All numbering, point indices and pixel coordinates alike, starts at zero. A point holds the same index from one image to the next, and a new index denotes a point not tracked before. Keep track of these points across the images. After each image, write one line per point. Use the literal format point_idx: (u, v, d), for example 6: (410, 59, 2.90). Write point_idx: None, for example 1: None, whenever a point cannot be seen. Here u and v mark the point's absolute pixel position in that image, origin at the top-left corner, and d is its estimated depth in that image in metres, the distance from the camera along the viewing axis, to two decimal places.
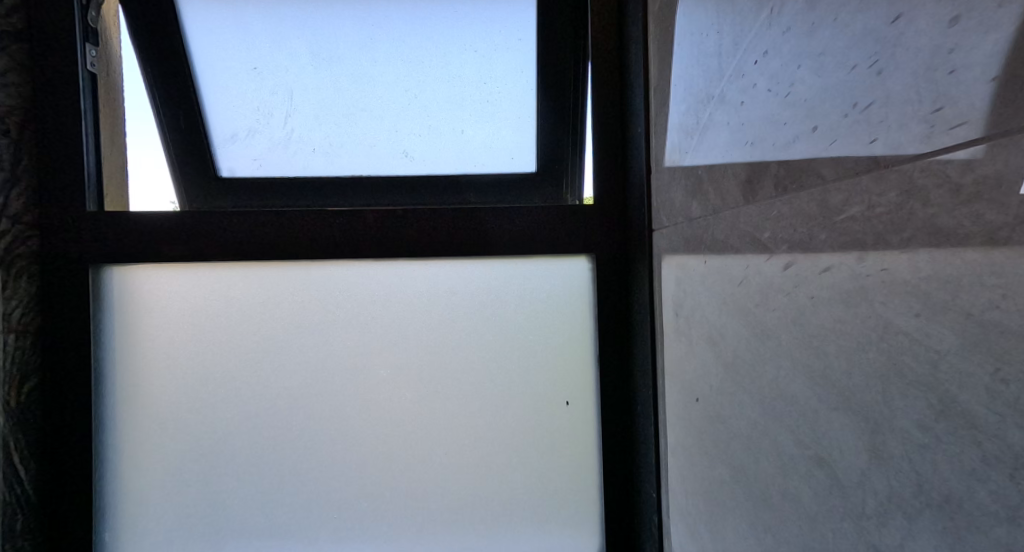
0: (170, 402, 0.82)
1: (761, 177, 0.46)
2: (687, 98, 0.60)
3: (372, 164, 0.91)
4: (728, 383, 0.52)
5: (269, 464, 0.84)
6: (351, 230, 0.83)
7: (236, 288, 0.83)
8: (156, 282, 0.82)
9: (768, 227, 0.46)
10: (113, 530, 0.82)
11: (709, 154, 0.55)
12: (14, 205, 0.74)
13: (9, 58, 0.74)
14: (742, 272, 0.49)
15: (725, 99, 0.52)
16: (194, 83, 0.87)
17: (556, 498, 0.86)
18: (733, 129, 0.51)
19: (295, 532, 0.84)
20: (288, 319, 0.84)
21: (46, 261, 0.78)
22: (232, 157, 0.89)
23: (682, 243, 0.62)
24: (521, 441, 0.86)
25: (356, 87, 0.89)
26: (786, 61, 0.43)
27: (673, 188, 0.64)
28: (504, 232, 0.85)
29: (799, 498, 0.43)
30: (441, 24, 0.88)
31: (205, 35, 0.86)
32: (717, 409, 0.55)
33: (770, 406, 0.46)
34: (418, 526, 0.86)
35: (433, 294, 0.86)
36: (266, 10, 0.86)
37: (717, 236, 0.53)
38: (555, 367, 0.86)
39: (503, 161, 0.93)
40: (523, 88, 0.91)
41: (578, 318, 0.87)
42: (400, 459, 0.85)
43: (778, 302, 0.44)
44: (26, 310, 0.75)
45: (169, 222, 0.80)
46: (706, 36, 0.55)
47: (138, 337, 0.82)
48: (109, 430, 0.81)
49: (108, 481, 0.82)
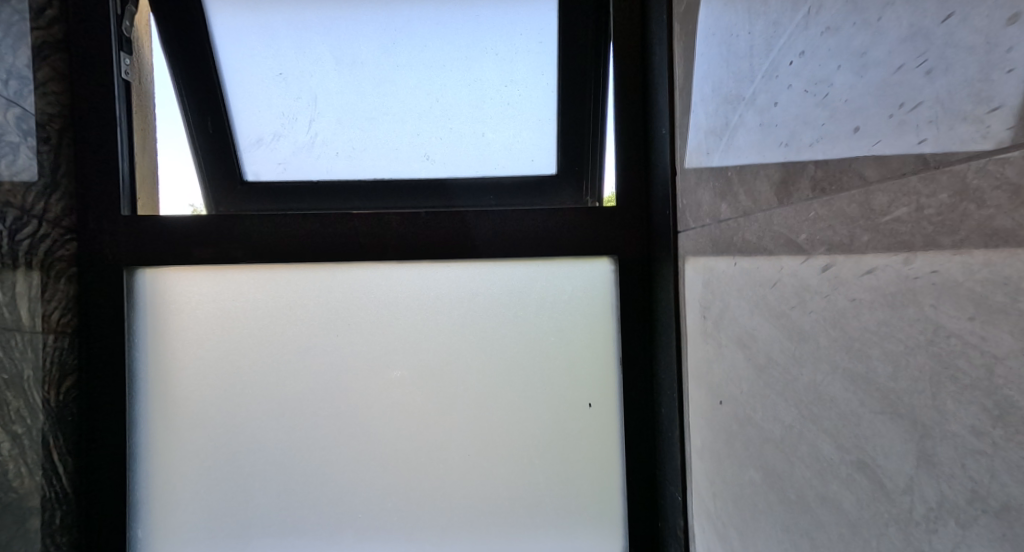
0: (200, 401, 0.84)
1: (797, 178, 0.46)
2: (715, 99, 0.60)
3: (393, 168, 0.92)
4: (761, 386, 0.52)
5: (293, 463, 0.85)
6: (374, 232, 0.84)
7: (264, 289, 0.85)
8: (187, 284, 0.84)
9: (804, 228, 0.45)
10: (147, 527, 0.84)
11: (740, 156, 0.54)
12: (54, 209, 0.77)
13: (50, 68, 0.77)
14: (775, 274, 0.49)
15: (757, 100, 0.51)
16: (222, 89, 0.89)
17: (580, 500, 0.86)
18: (765, 131, 0.50)
19: (321, 529, 0.85)
20: (314, 320, 0.85)
21: (83, 264, 0.80)
22: (258, 161, 0.91)
23: (710, 245, 0.61)
24: (543, 442, 0.86)
25: (378, 92, 0.90)
26: (824, 62, 0.43)
27: (700, 189, 0.63)
28: (526, 233, 0.85)
29: (838, 502, 0.42)
30: (463, 28, 0.89)
31: (232, 42, 0.88)
32: (749, 412, 0.54)
33: (806, 409, 0.45)
34: (441, 525, 0.86)
35: (455, 295, 0.86)
36: (291, 16, 0.87)
37: (748, 237, 0.53)
38: (577, 369, 0.86)
39: (524, 163, 0.93)
40: (544, 90, 0.91)
41: (600, 319, 0.86)
42: (422, 459, 0.86)
43: (816, 304, 0.44)
44: (65, 310, 0.78)
45: (200, 225, 0.82)
46: (737, 37, 0.55)
47: (169, 338, 0.84)
48: (142, 428, 0.83)
49: (142, 479, 0.83)
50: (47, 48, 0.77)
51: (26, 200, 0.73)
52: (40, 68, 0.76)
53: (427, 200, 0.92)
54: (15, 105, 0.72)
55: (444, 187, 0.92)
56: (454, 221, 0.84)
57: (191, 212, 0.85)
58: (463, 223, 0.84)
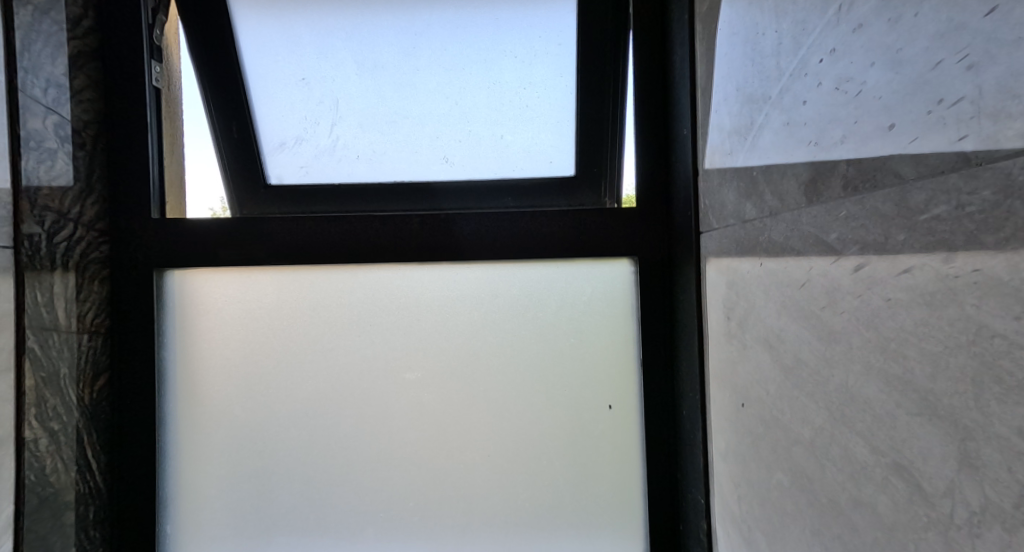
0: (226, 400, 0.86)
1: (827, 178, 0.45)
2: (739, 99, 0.59)
3: (413, 171, 0.93)
4: (789, 387, 0.51)
5: (317, 463, 0.86)
6: (389, 233, 0.85)
7: (288, 291, 0.86)
8: (213, 286, 0.85)
9: (835, 228, 0.44)
10: (175, 523, 0.86)
11: (766, 156, 0.54)
12: (88, 213, 0.79)
13: (86, 76, 0.79)
14: (804, 275, 0.48)
15: (785, 98, 0.51)
16: (247, 95, 0.91)
17: (601, 502, 0.86)
18: (792, 130, 0.50)
19: (344, 529, 0.86)
20: (336, 320, 0.86)
21: (115, 266, 0.82)
22: (281, 165, 0.93)
23: (734, 246, 0.61)
24: (564, 443, 0.86)
25: (398, 95, 0.91)
26: (857, 59, 0.42)
27: (724, 190, 0.63)
28: (547, 235, 0.85)
29: (873, 506, 0.42)
30: (482, 32, 0.90)
31: (257, 49, 0.90)
32: (776, 414, 0.53)
33: (838, 411, 0.45)
34: (462, 526, 0.87)
35: (476, 296, 0.86)
36: (315, 23, 0.89)
37: (775, 238, 0.52)
38: (598, 371, 0.86)
39: (542, 165, 0.94)
40: (563, 92, 0.92)
41: (621, 320, 0.86)
42: (442, 460, 0.86)
43: (847, 304, 0.43)
44: (97, 311, 0.80)
45: (227, 227, 0.84)
46: (762, 36, 0.54)
47: (196, 338, 0.85)
48: (170, 426, 0.85)
49: (171, 476, 0.85)
50: (83, 56, 0.79)
51: (63, 204, 0.74)
52: (76, 76, 0.78)
53: (412, 201, 0.93)
54: (53, 112, 0.73)
55: (431, 190, 0.93)
56: (440, 224, 0.85)
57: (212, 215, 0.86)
58: (450, 227, 0.85)
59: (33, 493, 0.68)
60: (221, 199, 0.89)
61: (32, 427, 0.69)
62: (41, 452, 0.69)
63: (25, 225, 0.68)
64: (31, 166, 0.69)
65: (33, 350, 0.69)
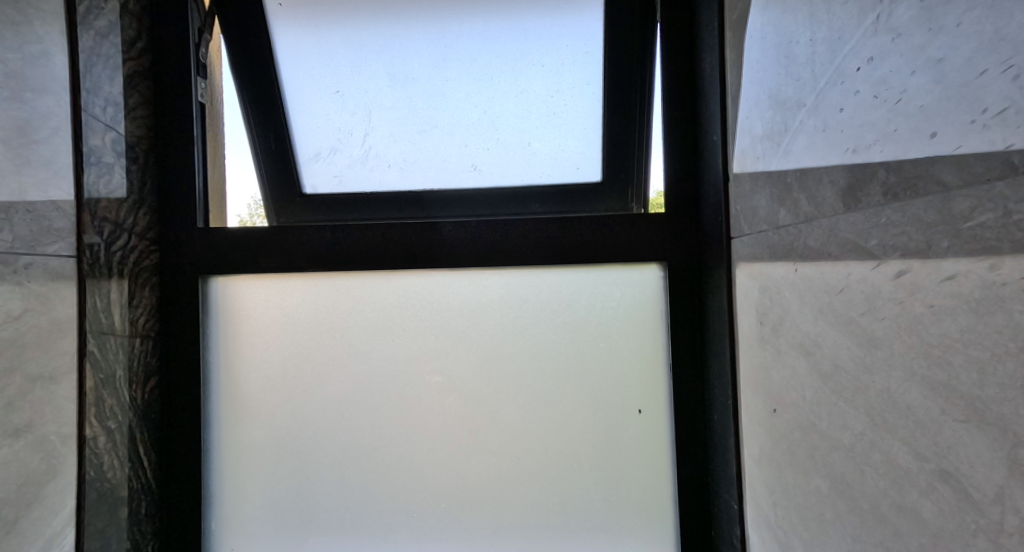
0: (264, 401, 0.88)
1: (865, 184, 0.46)
2: (771, 106, 0.59)
3: (442, 179, 0.95)
4: (826, 393, 0.51)
5: (353, 463, 0.88)
6: (417, 240, 0.87)
7: (325, 296, 0.89)
8: (254, 292, 0.89)
9: (874, 234, 0.45)
10: (219, 521, 0.89)
11: (800, 162, 0.54)
12: (140, 222, 0.83)
13: (139, 94, 0.84)
14: (842, 280, 0.48)
15: (820, 105, 0.51)
16: (285, 108, 0.94)
17: (631, 505, 0.86)
18: (827, 136, 0.50)
19: (379, 529, 0.88)
20: (371, 325, 0.89)
21: (164, 272, 0.86)
22: (316, 174, 0.96)
23: (767, 251, 0.61)
24: (593, 446, 0.87)
25: (429, 105, 0.93)
26: (896, 67, 0.42)
27: (756, 195, 0.63)
28: (577, 241, 0.86)
29: (918, 512, 0.41)
30: (511, 42, 0.91)
31: (294, 64, 0.93)
32: (813, 420, 0.53)
33: (878, 417, 0.44)
34: (493, 527, 0.88)
35: (506, 300, 0.88)
36: (349, 37, 0.92)
37: (810, 244, 0.52)
38: (628, 375, 0.87)
39: (569, 171, 0.95)
40: (590, 99, 0.93)
41: (650, 325, 0.87)
42: (473, 462, 0.88)
43: (887, 311, 0.43)
44: (148, 316, 0.84)
45: (267, 236, 0.87)
46: (797, 44, 0.54)
47: (237, 342, 0.88)
48: (214, 426, 0.88)
49: (214, 475, 0.88)
50: (137, 76, 0.83)
51: (119, 215, 0.78)
52: (131, 94, 0.82)
53: (405, 212, 0.95)
54: (110, 129, 0.77)
55: (422, 200, 0.95)
56: (425, 231, 0.87)
57: (238, 223, 0.88)
58: (436, 232, 0.87)
59: (93, 487, 0.72)
60: (249, 206, 0.91)
61: (92, 426, 0.73)
62: (99, 449, 0.73)
63: (86, 236, 0.72)
64: (92, 180, 0.73)
65: (92, 353, 0.73)
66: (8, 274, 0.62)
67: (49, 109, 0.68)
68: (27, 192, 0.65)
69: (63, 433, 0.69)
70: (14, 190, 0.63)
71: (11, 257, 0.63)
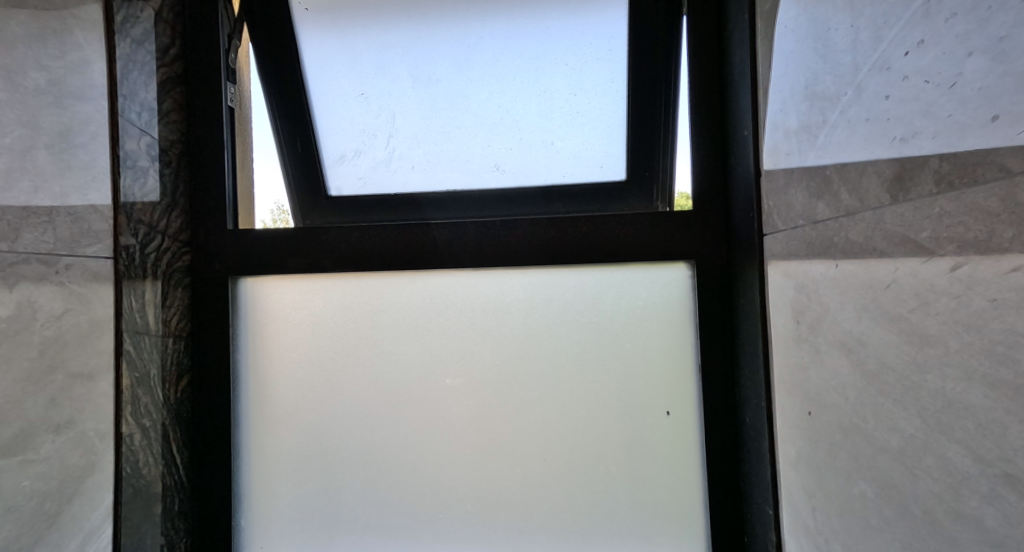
0: (293, 400, 0.89)
1: (914, 173, 0.44)
2: (807, 97, 0.58)
3: (465, 179, 0.94)
4: (871, 393, 0.49)
5: (379, 464, 0.89)
6: (441, 239, 0.87)
7: (352, 296, 0.89)
8: (282, 292, 0.89)
9: (926, 226, 0.43)
10: (249, 518, 0.90)
11: (841, 153, 0.52)
12: (173, 225, 0.84)
13: (172, 99, 0.85)
14: (889, 276, 0.47)
15: (862, 94, 0.49)
16: (310, 110, 0.95)
17: (660, 508, 0.85)
18: (873, 127, 0.48)
19: (404, 531, 0.88)
20: (397, 325, 0.89)
21: (196, 274, 0.88)
22: (341, 176, 0.96)
23: (803, 247, 0.58)
24: (620, 448, 0.85)
25: (452, 106, 0.93)
26: (949, 50, 0.41)
27: (790, 190, 0.61)
28: (604, 240, 0.85)
29: (979, 519, 0.40)
30: (534, 41, 0.91)
31: (319, 67, 0.94)
32: (856, 422, 0.51)
33: (932, 418, 0.43)
34: (519, 530, 0.87)
35: (530, 300, 0.87)
36: (373, 40, 0.92)
37: (853, 239, 0.51)
38: (655, 377, 0.85)
39: (592, 170, 0.94)
40: (614, 97, 0.91)
41: (678, 325, 0.85)
42: (499, 465, 0.87)
43: (942, 305, 0.42)
44: (181, 316, 0.85)
45: (293, 237, 0.88)
46: (836, 31, 0.53)
47: (265, 342, 0.89)
48: (243, 425, 0.89)
49: (244, 473, 0.89)
50: (170, 82, 0.85)
51: (154, 217, 0.80)
52: (164, 99, 0.83)
53: (402, 216, 0.95)
54: (145, 134, 0.79)
55: (415, 201, 0.95)
56: (419, 235, 0.87)
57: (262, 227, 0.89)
58: (461, 231, 0.87)
59: (130, 484, 0.74)
60: (274, 207, 0.92)
61: (129, 423, 0.74)
62: (135, 446, 0.75)
63: (123, 238, 0.74)
64: (128, 184, 0.75)
65: (129, 353, 0.74)
66: (50, 274, 0.65)
67: (88, 115, 0.70)
68: (68, 195, 0.67)
69: (101, 430, 0.70)
70: (56, 193, 0.66)
71: (53, 257, 0.65)
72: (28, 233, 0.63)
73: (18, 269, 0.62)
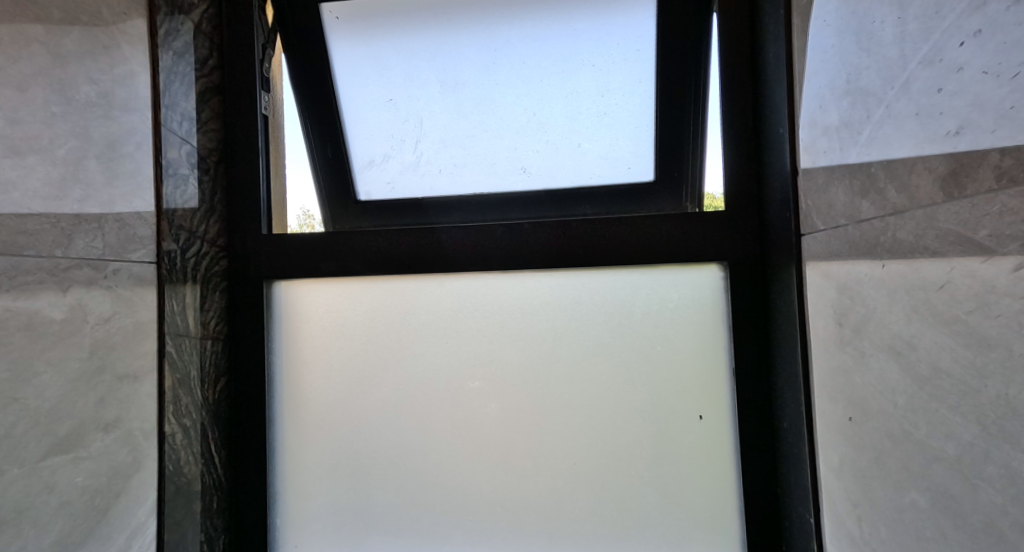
0: (325, 402, 0.91)
1: (972, 169, 0.43)
2: (850, 92, 0.56)
3: (492, 182, 0.95)
4: (923, 398, 0.47)
5: (409, 464, 0.89)
6: (471, 243, 0.87)
7: (383, 299, 0.90)
8: (316, 295, 0.91)
9: (985, 224, 0.42)
10: (284, 518, 0.91)
11: (888, 149, 0.51)
12: (212, 230, 0.86)
13: (211, 108, 0.87)
14: (943, 276, 0.45)
15: (910, 88, 0.48)
16: (340, 116, 0.96)
17: (694, 514, 0.83)
18: (924, 121, 0.47)
19: (434, 531, 0.89)
20: (427, 327, 0.89)
21: (233, 278, 0.90)
22: (370, 181, 0.98)
23: (845, 247, 0.57)
24: (651, 452, 0.84)
25: (479, 110, 0.94)
26: (1013, 39, 0.40)
27: (830, 189, 0.59)
28: (635, 241, 0.84)
29: None
30: (560, 43, 0.90)
31: (349, 74, 0.95)
32: (907, 428, 0.50)
33: (994, 425, 0.41)
34: (549, 533, 0.86)
35: (559, 303, 0.87)
36: (401, 46, 0.93)
37: (902, 238, 0.49)
38: (687, 380, 0.83)
39: (620, 171, 0.93)
40: (642, 98, 0.90)
41: (710, 327, 0.83)
42: (529, 467, 0.87)
43: (1004, 307, 0.40)
44: (219, 319, 0.87)
45: (325, 241, 0.89)
46: (882, 24, 0.51)
47: (298, 344, 0.91)
48: (278, 426, 0.91)
49: (279, 473, 0.91)
50: (209, 92, 0.87)
51: (193, 223, 0.82)
52: (203, 108, 0.86)
53: (401, 218, 0.97)
54: (186, 143, 0.81)
55: (414, 204, 0.96)
56: (430, 236, 0.88)
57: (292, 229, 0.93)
58: (490, 234, 0.87)
59: (172, 482, 0.76)
60: (303, 208, 0.95)
61: (171, 423, 0.76)
62: (176, 445, 0.77)
63: (165, 243, 0.76)
64: (170, 191, 0.77)
65: (170, 354, 0.76)
66: (99, 279, 0.67)
67: (133, 125, 0.73)
68: (115, 202, 0.69)
69: (146, 429, 0.72)
70: (104, 201, 0.68)
71: (102, 263, 0.67)
72: (79, 239, 0.65)
73: (71, 274, 0.64)
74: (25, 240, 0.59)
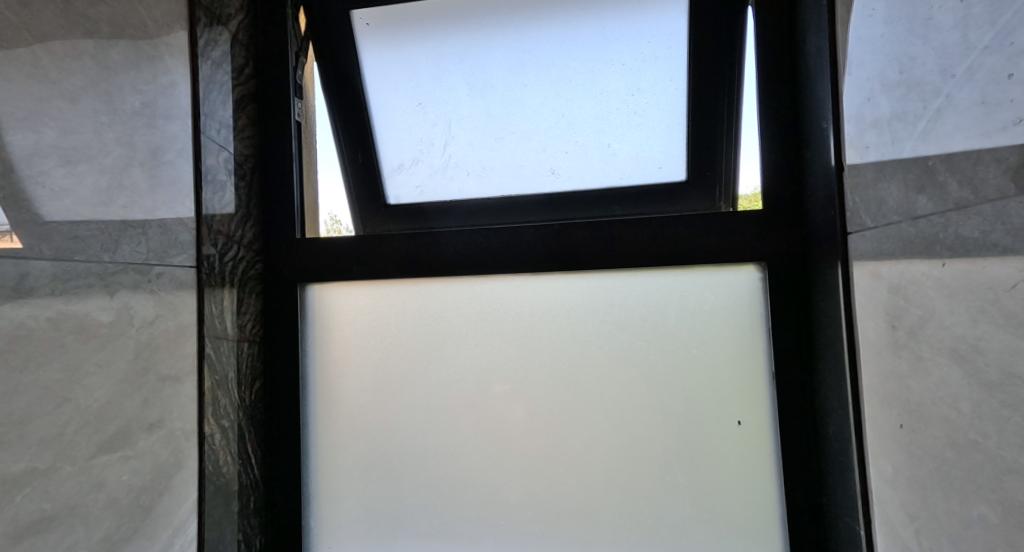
0: (357, 404, 0.91)
1: None
2: (904, 83, 0.53)
3: (520, 185, 0.94)
4: (993, 405, 0.44)
5: (440, 467, 0.89)
6: (503, 244, 0.87)
7: (414, 302, 0.90)
8: (348, 299, 0.91)
9: None
10: (319, 519, 0.92)
11: (949, 142, 0.48)
12: (248, 234, 0.88)
13: (247, 116, 0.89)
14: (1016, 274, 0.42)
15: (974, 76, 0.45)
16: (370, 121, 0.97)
17: (733, 522, 0.81)
18: (990, 111, 0.44)
19: (465, 535, 0.88)
20: (458, 330, 0.89)
21: (267, 282, 0.91)
22: (399, 185, 0.98)
23: (900, 246, 0.54)
24: (687, 458, 0.82)
25: (507, 112, 0.93)
26: None
27: (882, 185, 0.57)
28: (669, 241, 0.82)
29: None
30: (590, 43, 0.89)
31: (378, 79, 0.96)
32: (973, 436, 0.47)
33: None
34: (581, 538, 0.85)
35: (591, 305, 0.85)
36: (430, 50, 0.93)
37: (965, 235, 0.47)
38: (724, 385, 0.81)
39: (651, 171, 0.91)
40: (673, 96, 0.89)
41: (749, 330, 0.81)
42: (560, 471, 0.85)
43: None
44: (255, 322, 0.88)
45: (357, 244, 0.90)
46: (941, 10, 0.49)
47: (331, 347, 0.92)
48: (312, 428, 0.92)
49: (313, 474, 0.92)
50: (245, 100, 0.89)
51: (231, 228, 0.84)
52: (240, 116, 0.87)
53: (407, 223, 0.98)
54: (224, 149, 0.83)
55: (421, 211, 0.97)
56: (459, 238, 0.88)
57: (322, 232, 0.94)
58: (519, 235, 0.86)
59: (211, 481, 0.77)
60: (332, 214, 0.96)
61: (210, 423, 0.78)
62: (216, 446, 0.78)
63: (204, 248, 0.78)
64: (208, 197, 0.79)
65: (209, 357, 0.78)
66: (144, 282, 0.68)
67: (175, 133, 0.74)
68: (158, 208, 0.71)
69: (187, 429, 0.74)
70: (149, 207, 0.70)
71: (146, 267, 0.69)
72: (125, 244, 0.66)
73: (117, 278, 0.65)
74: (76, 246, 0.61)
